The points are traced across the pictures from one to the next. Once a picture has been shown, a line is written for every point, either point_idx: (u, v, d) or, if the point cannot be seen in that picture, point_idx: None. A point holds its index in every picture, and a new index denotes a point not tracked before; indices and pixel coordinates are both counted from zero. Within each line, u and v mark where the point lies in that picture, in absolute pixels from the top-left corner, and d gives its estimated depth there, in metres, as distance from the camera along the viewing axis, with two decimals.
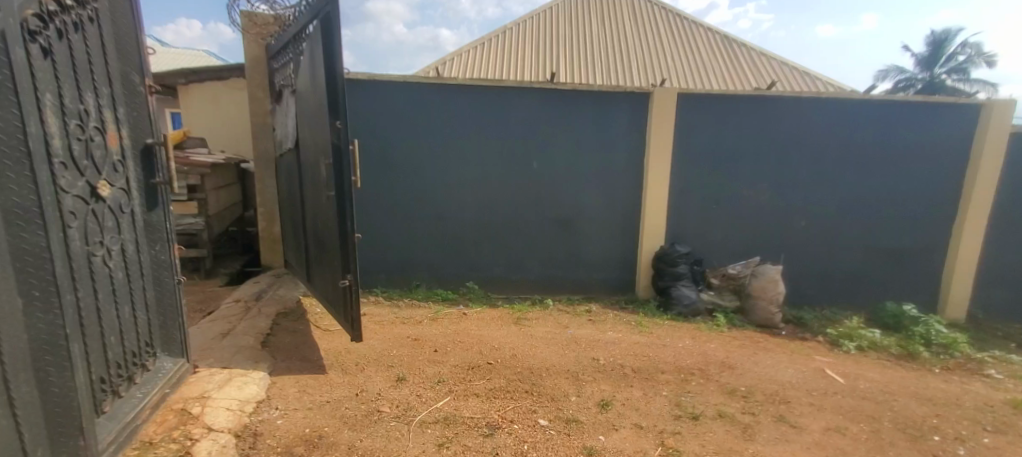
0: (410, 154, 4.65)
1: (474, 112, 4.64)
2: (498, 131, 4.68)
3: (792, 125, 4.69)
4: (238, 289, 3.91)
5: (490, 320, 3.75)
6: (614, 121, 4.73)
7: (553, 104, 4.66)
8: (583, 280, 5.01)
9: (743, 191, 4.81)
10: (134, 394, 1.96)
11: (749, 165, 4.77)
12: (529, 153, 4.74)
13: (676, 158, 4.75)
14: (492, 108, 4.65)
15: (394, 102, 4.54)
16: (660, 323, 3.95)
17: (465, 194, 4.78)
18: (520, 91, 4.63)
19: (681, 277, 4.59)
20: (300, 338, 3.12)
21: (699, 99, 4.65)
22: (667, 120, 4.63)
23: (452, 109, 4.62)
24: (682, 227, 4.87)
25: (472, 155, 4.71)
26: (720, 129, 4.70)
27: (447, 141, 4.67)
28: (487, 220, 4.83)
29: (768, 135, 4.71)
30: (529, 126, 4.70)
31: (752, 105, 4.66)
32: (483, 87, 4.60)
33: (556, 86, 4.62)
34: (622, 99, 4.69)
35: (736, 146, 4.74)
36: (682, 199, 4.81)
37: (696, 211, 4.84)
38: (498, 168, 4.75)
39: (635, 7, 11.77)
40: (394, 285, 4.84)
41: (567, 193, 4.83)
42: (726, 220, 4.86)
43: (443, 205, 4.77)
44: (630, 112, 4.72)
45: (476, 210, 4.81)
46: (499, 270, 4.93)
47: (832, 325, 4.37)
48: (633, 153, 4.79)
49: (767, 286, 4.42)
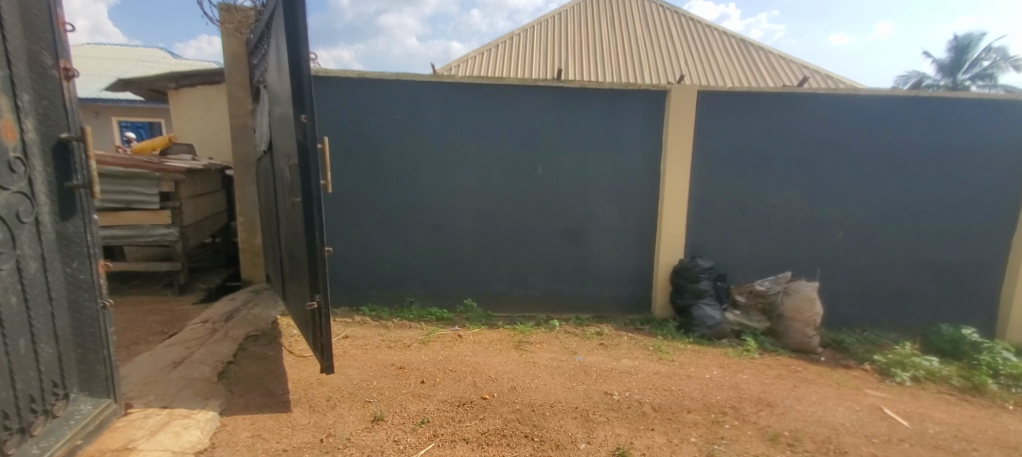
0: (404, 159, 4.27)
1: (474, 112, 4.25)
2: (499, 134, 4.29)
3: (827, 125, 4.22)
4: (210, 308, 3.52)
5: (488, 345, 3.31)
6: (627, 121, 4.30)
7: (560, 103, 4.26)
8: (593, 297, 4.55)
9: (773, 198, 4.34)
10: (28, 451, 1.57)
11: (778, 170, 4.30)
12: (534, 157, 4.33)
13: (697, 161, 4.30)
14: (492, 109, 4.25)
15: (386, 102, 4.17)
16: (682, 348, 3.47)
17: (464, 203, 4.37)
18: (523, 89, 4.24)
19: (703, 294, 4.11)
20: (267, 367, 2.70)
21: (721, 96, 4.22)
22: (686, 120, 4.20)
23: (450, 109, 4.23)
24: (704, 239, 4.39)
25: (472, 159, 4.31)
26: (746, 129, 4.25)
27: (445, 144, 4.28)
28: (489, 231, 4.42)
29: (800, 135, 4.25)
30: (533, 127, 4.29)
31: (781, 103, 4.21)
32: (483, 86, 4.21)
33: (564, 85, 4.22)
34: (636, 97, 4.28)
35: (764, 148, 4.27)
36: (703, 208, 4.35)
37: (719, 221, 4.37)
38: (501, 173, 4.35)
39: (646, 12, 11.37)
40: (386, 301, 4.43)
41: (576, 201, 4.40)
42: (752, 230, 4.38)
43: (439, 214, 4.37)
44: (644, 111, 4.29)
45: (475, 220, 4.40)
46: (501, 286, 4.51)
47: (878, 350, 3.86)
48: (649, 156, 4.36)
49: (804, 305, 3.92)
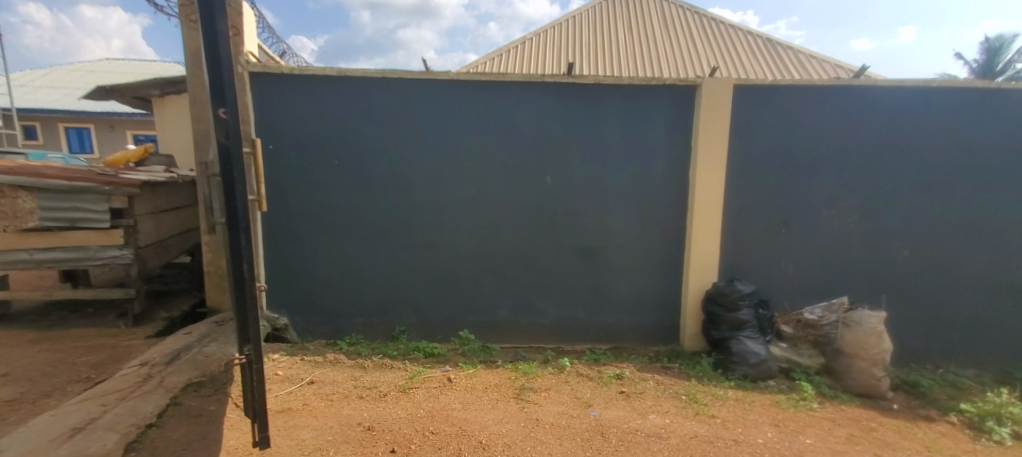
0: (393, 168, 3.72)
1: (473, 114, 3.69)
2: (502, 138, 3.72)
3: (892, 123, 3.57)
4: (159, 345, 3.00)
5: (483, 394, 2.71)
6: (651, 121, 3.71)
7: (572, 102, 3.69)
8: (611, 325, 3.93)
9: (826, 210, 3.68)
10: None
11: (831, 177, 3.65)
12: (543, 164, 3.75)
13: (733, 167, 3.68)
14: (494, 110, 3.69)
15: (371, 103, 3.63)
16: (723, 396, 2.82)
17: (461, 218, 3.81)
18: (527, 87, 3.67)
19: (743, 325, 3.45)
20: (199, 428, 2.15)
21: (764, 90, 3.60)
22: (720, 120, 3.60)
23: (445, 110, 3.68)
24: (742, 258, 3.75)
25: (471, 168, 3.75)
26: (793, 128, 3.62)
27: (440, 150, 3.72)
28: (491, 250, 3.85)
29: (858, 135, 3.60)
30: (541, 129, 3.71)
31: (835, 98, 3.58)
32: (483, 83, 3.65)
33: (576, 81, 3.64)
34: (660, 94, 3.68)
35: (815, 151, 3.64)
36: (740, 222, 3.72)
37: (761, 236, 3.73)
38: (504, 183, 3.77)
39: (666, 13, 10.73)
40: (373, 332, 3.87)
41: (591, 215, 3.80)
42: (800, 248, 3.73)
43: (433, 231, 3.81)
44: (669, 110, 3.70)
45: (475, 237, 3.83)
46: (505, 314, 3.92)
47: (965, 398, 3.15)
48: (675, 162, 3.76)
49: (869, 340, 3.23)
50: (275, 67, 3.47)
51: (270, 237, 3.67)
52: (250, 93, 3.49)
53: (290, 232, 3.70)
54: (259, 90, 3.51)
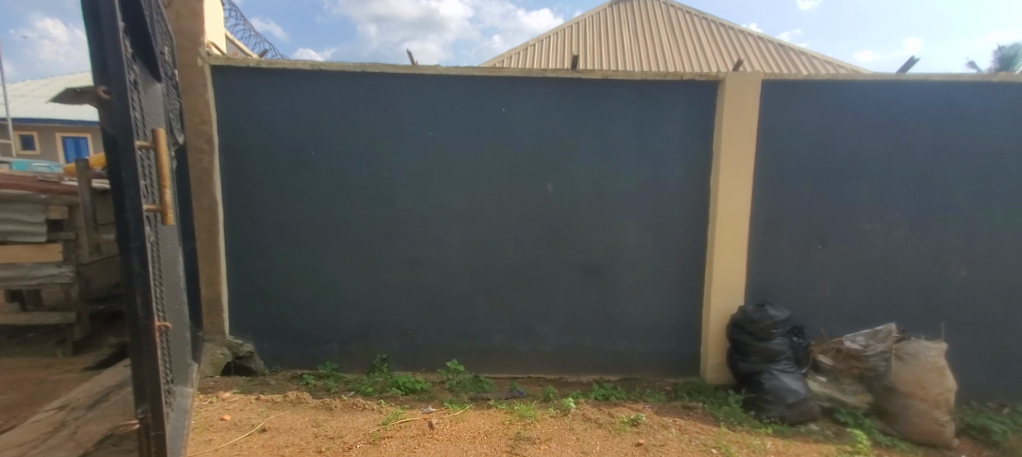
0: (375, 174, 3.28)
1: (466, 114, 3.26)
2: (499, 141, 3.29)
3: (943, 124, 3.17)
4: (91, 381, 2.54)
5: (472, 444, 2.24)
6: (667, 122, 3.28)
7: (578, 101, 3.26)
8: (622, 354, 3.44)
9: (867, 224, 3.26)
10: None
11: (874, 186, 3.23)
12: (545, 171, 3.31)
13: (762, 175, 3.24)
14: (490, 110, 3.26)
15: (351, 102, 3.21)
16: (762, 449, 2.34)
17: (452, 231, 3.36)
18: (527, 83, 3.24)
19: (777, 357, 2.98)
20: None
21: (797, 87, 3.18)
22: (746, 120, 3.16)
23: (434, 109, 3.25)
24: (772, 277, 3.30)
25: (464, 174, 3.32)
26: (830, 129, 3.20)
27: (429, 154, 3.29)
28: (486, 268, 3.39)
29: (905, 137, 3.18)
30: (542, 130, 3.28)
31: (879, 95, 3.17)
32: (477, 79, 3.23)
33: (582, 76, 3.22)
34: (678, 91, 3.25)
35: (855, 155, 3.21)
36: (770, 236, 3.27)
37: (794, 253, 3.28)
38: (502, 191, 3.33)
39: (672, 18, 10.35)
40: (351, 360, 3.41)
41: (599, 228, 3.35)
42: (838, 266, 3.30)
43: (421, 246, 3.37)
44: (688, 109, 3.27)
45: (467, 253, 3.38)
46: (501, 340, 3.45)
47: None
48: (695, 168, 3.31)
49: (928, 376, 2.80)
50: (240, 60, 3.05)
51: (234, 252, 3.24)
52: (212, 90, 3.07)
53: (258, 247, 3.25)
54: (223, 86, 3.09)
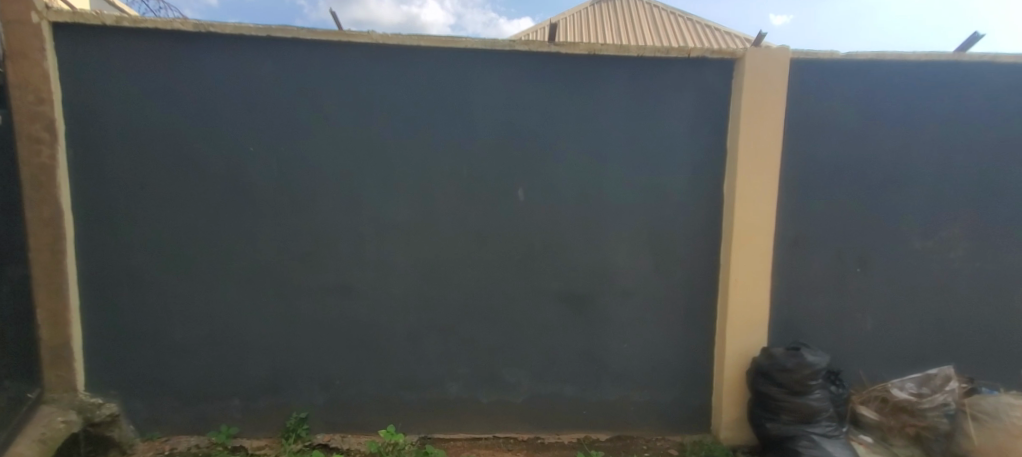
0: (289, 176, 2.46)
1: (410, 97, 2.49)
2: (455, 134, 2.53)
3: (1012, 118, 2.54)
4: None
5: None
6: (669, 112, 2.57)
7: (557, 83, 2.53)
8: (613, 406, 2.71)
9: (918, 243, 2.61)
10: None
11: (925, 195, 2.58)
12: (515, 174, 2.56)
13: (788, 179, 2.56)
14: (443, 93, 2.50)
15: (254, 77, 2.38)
16: None
17: (394, 249, 2.58)
18: (492, 59, 2.50)
19: (817, 417, 2.29)
20: None
21: (831, 70, 2.52)
22: (770, 111, 2.49)
23: (368, 90, 2.46)
24: (798, 309, 2.62)
25: (409, 176, 2.54)
26: (873, 123, 2.55)
27: (362, 150, 2.50)
28: (438, 298, 2.62)
29: (963, 134, 2.55)
30: (511, 120, 2.54)
31: (932, 81, 2.53)
32: (426, 52, 2.47)
33: (562, 50, 2.49)
34: (682, 72, 2.56)
35: (903, 156, 2.57)
36: (797, 258, 2.60)
37: (825, 278, 2.62)
38: (459, 199, 2.57)
39: (656, 16, 9.76)
40: (259, 420, 2.59)
41: (584, 246, 2.62)
42: (880, 296, 2.64)
43: (353, 268, 2.57)
44: (695, 95, 2.57)
45: (414, 278, 2.60)
46: (457, 390, 2.68)
47: None
48: (705, 171, 2.61)
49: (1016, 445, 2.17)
50: (91, 16, 2.21)
51: (94, 279, 2.39)
52: (55, 57, 2.23)
53: (127, 273, 2.41)
54: (72, 53, 2.26)
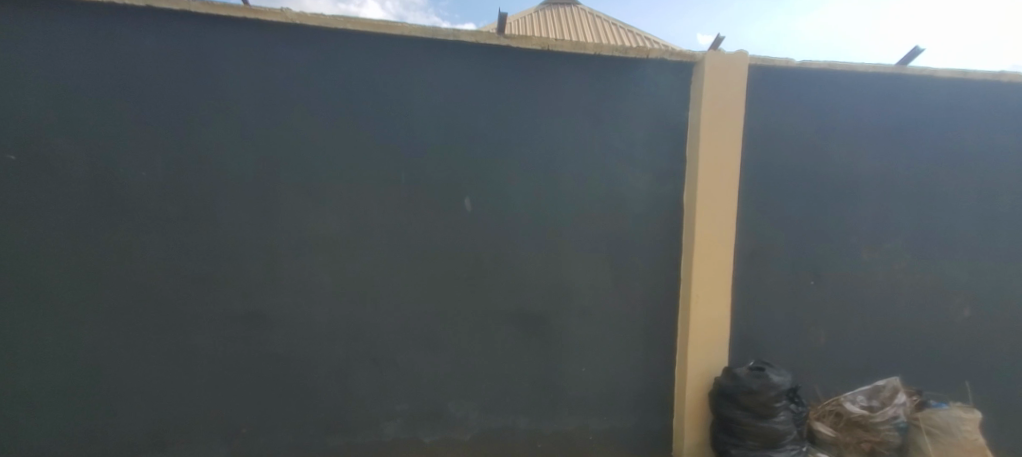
0: (187, 181, 2.07)
1: (337, 91, 2.14)
2: (390, 134, 2.19)
3: (948, 131, 2.60)
4: None
5: None
6: (628, 115, 2.40)
7: (507, 80, 2.27)
8: (569, 437, 2.47)
9: (866, 255, 2.60)
10: None
11: (873, 206, 2.58)
12: (461, 181, 2.27)
13: (747, 190, 2.47)
14: (376, 88, 2.17)
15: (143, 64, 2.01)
16: None
17: (317, 268, 2.19)
18: (433, 51, 2.21)
19: (782, 440, 2.18)
20: None
21: (786, 78, 2.46)
22: (730, 118, 2.37)
23: (286, 81, 2.11)
24: (756, 324, 2.54)
25: (336, 182, 2.18)
26: (826, 134, 2.51)
27: (278, 151, 2.12)
28: (372, 324, 2.26)
29: (906, 146, 2.58)
30: (456, 120, 2.25)
31: (877, 93, 2.55)
32: (356, 39, 2.14)
33: (513, 44, 2.25)
34: (641, 74, 2.39)
35: (853, 166, 2.55)
36: (754, 271, 2.51)
37: (782, 291, 2.55)
38: (396, 209, 2.23)
39: None
40: None
41: (536, 261, 2.37)
42: (833, 309, 2.61)
43: (266, 291, 2.15)
44: (653, 99, 2.42)
45: (342, 301, 2.22)
46: (394, 430, 2.32)
47: None
48: (664, 180, 2.46)
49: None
50: None
51: None
52: None
53: None
54: None
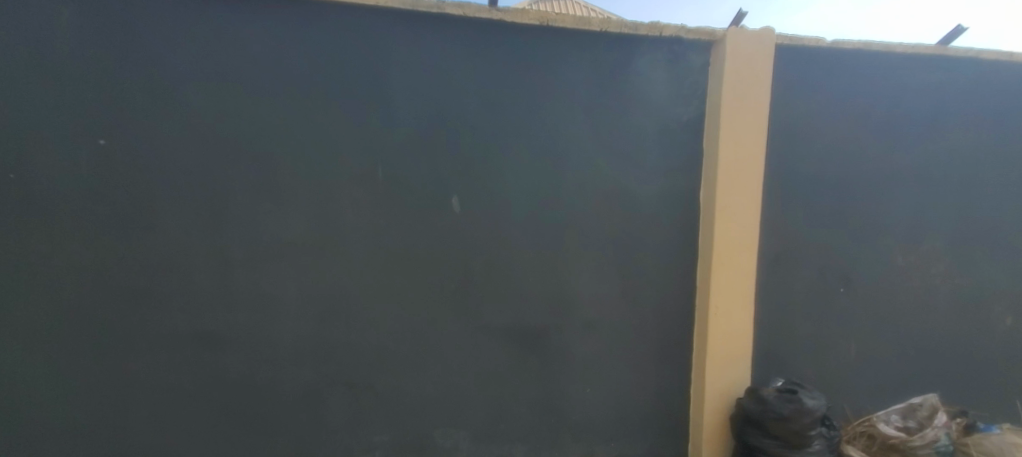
0: (122, 178, 1.75)
1: (303, 73, 1.84)
2: (366, 124, 1.90)
3: (992, 120, 2.34)
4: None
5: None
6: (636, 103, 2.11)
7: (501, 62, 1.98)
8: None
9: (903, 258, 2.33)
10: None
11: (910, 205, 2.31)
12: (448, 177, 1.98)
13: (772, 187, 2.18)
14: (348, 70, 1.87)
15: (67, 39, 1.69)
16: None
17: (281, 280, 1.89)
18: (415, 27, 1.91)
19: None
20: None
21: (816, 59, 2.17)
22: (754, 105, 2.09)
23: (241, 60, 1.80)
24: (780, 337, 2.26)
25: (302, 179, 1.87)
26: (860, 123, 2.24)
27: (234, 143, 1.81)
28: (344, 343, 1.96)
29: (945, 137, 2.31)
30: (441, 107, 1.95)
31: (915, 76, 2.27)
32: (325, 13, 1.84)
33: (507, 19, 1.95)
34: (651, 55, 2.11)
35: (888, 159, 2.28)
36: (779, 278, 2.23)
37: (809, 300, 2.27)
38: (372, 210, 1.94)
39: None
40: None
41: (535, 268, 2.09)
42: (866, 319, 2.33)
43: (220, 306, 1.85)
44: (665, 84, 2.13)
45: (310, 318, 1.92)
46: None
47: None
48: (678, 176, 2.18)
49: None
50: None
51: None
52: None
53: None
54: None
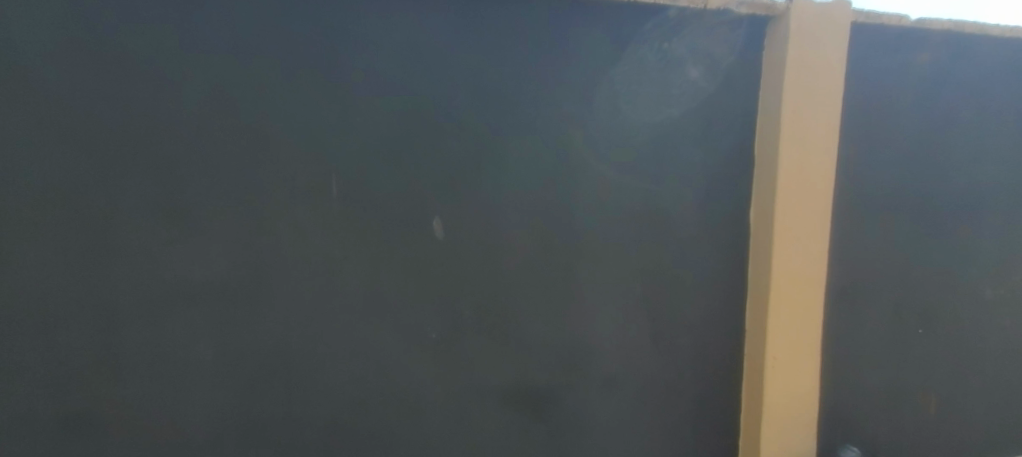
0: None
1: (223, 49, 1.32)
2: (312, 121, 1.38)
3: None
4: None
5: None
6: (675, 97, 1.62)
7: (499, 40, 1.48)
8: None
9: (991, 293, 1.89)
10: None
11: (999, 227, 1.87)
12: (427, 193, 1.47)
13: (840, 205, 1.72)
14: (288, 47, 1.35)
15: None
16: None
17: (188, 338, 1.37)
18: None
19: None
20: None
21: (896, 44, 1.72)
22: (824, 101, 1.62)
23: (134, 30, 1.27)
24: (846, 393, 1.80)
25: (221, 195, 1.34)
26: (943, 125, 1.79)
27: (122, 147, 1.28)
28: (280, 420, 1.45)
29: None
30: (416, 99, 1.44)
31: (1008, 69, 1.84)
32: None
33: None
34: (694, 36, 1.61)
35: (976, 171, 1.84)
36: (847, 319, 1.77)
37: (882, 346, 1.81)
38: (322, 239, 1.41)
39: None
40: None
41: (541, 313, 1.59)
42: (946, 369, 1.88)
43: (101, 378, 1.33)
44: (709, 73, 1.65)
45: (230, 388, 1.41)
46: None
47: None
48: (723, 190, 1.71)
49: None
50: None
51: None
52: None
53: None
54: None
